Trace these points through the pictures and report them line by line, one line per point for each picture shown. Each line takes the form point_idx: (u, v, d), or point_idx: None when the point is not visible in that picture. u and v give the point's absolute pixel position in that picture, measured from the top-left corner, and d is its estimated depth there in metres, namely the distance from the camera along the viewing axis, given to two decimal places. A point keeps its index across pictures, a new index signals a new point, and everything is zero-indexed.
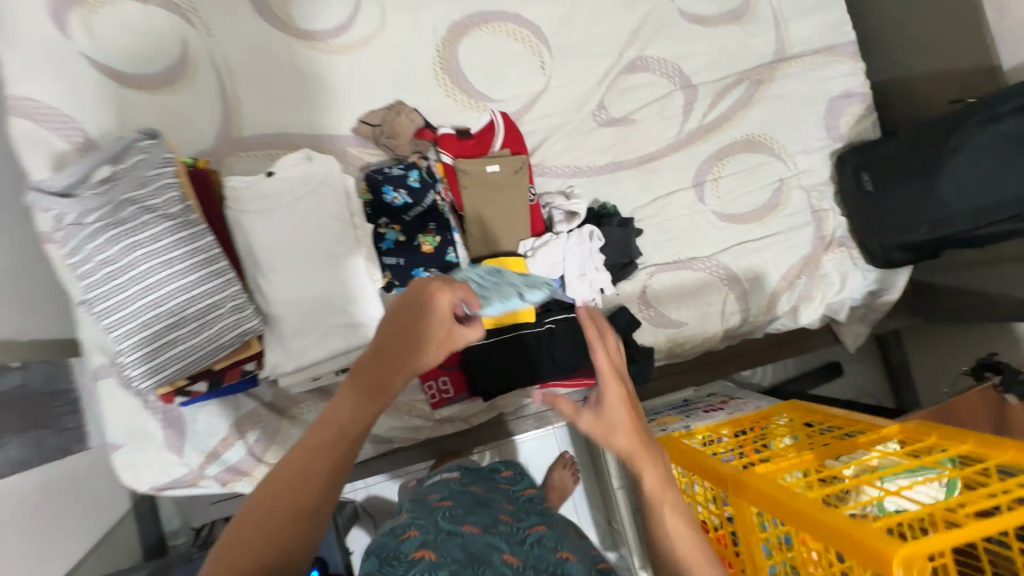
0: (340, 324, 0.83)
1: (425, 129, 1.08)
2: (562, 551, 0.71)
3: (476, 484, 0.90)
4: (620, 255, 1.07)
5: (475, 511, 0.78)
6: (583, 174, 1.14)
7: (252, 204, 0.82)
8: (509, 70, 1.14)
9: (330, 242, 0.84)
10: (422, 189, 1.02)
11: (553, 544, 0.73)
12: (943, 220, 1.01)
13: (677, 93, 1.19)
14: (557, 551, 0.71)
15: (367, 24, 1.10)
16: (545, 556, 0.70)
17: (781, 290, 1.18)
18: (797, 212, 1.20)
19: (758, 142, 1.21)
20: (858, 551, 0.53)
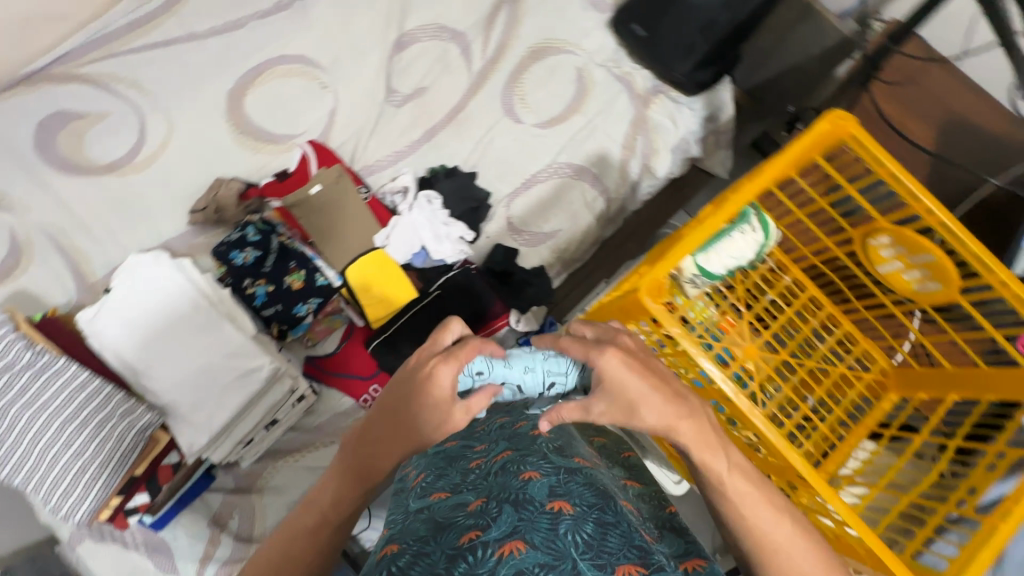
0: (230, 380, 0.89)
1: (248, 189, 1.14)
2: (526, 472, 0.61)
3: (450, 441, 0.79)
4: (464, 201, 1.13)
5: (446, 473, 0.67)
6: (406, 155, 1.21)
7: (103, 321, 0.88)
8: (297, 104, 1.21)
9: (186, 318, 0.90)
10: (265, 238, 1.07)
11: (518, 467, 0.63)
12: (708, 23, 1.10)
13: (451, 46, 1.27)
14: (520, 474, 0.62)
15: (156, 132, 1.17)
16: (508, 482, 0.61)
17: (627, 157, 1.24)
18: (606, 86, 1.27)
19: (542, 49, 1.29)
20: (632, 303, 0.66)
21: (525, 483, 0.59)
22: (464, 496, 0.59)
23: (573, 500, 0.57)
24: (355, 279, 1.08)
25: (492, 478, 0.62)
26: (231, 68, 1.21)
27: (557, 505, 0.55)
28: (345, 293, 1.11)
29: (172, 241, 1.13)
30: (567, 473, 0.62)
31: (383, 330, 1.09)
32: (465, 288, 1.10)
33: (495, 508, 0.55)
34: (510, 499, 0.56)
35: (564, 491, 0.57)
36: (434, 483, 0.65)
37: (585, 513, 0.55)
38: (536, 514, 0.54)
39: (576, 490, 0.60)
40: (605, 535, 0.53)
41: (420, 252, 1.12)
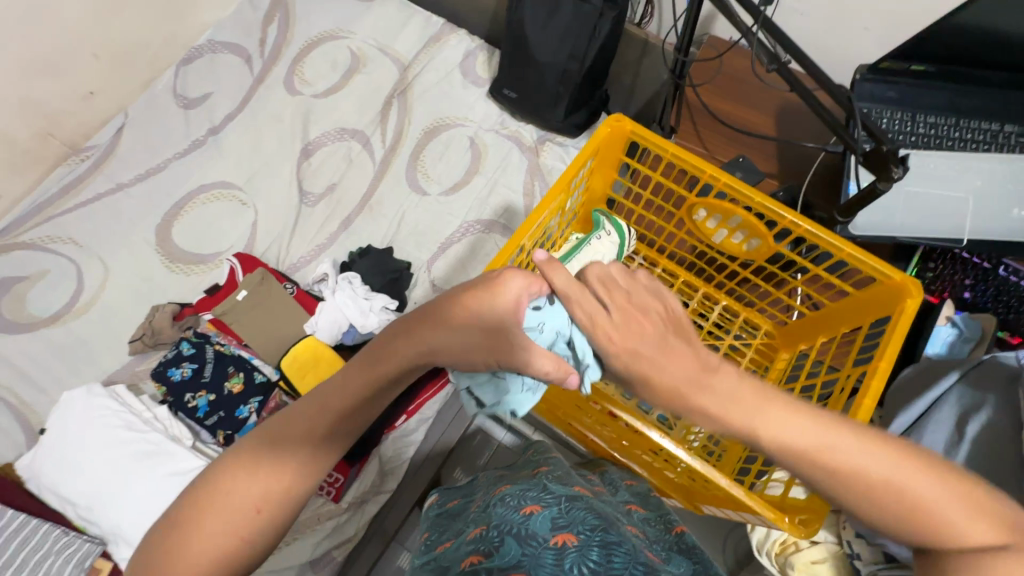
0: (165, 493, 0.90)
1: (183, 309, 1.21)
2: (525, 506, 0.66)
3: (453, 499, 0.85)
4: (383, 273, 1.20)
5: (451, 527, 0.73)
6: (327, 247, 1.30)
7: (42, 462, 0.92)
8: (221, 223, 1.31)
9: (118, 441, 0.93)
10: (200, 351, 1.13)
11: (517, 501, 0.69)
12: (563, 72, 1.23)
13: (354, 143, 1.40)
14: (521, 508, 0.66)
15: (93, 277, 1.25)
16: (509, 515, 0.66)
17: (530, 202, 1.33)
18: (498, 146, 1.39)
19: (435, 127, 1.42)
20: None
21: (527, 516, 0.63)
22: (465, 534, 0.67)
23: (575, 530, 0.61)
24: (290, 369, 1.10)
25: (493, 511, 0.68)
26: (157, 205, 1.32)
27: (560, 538, 0.59)
28: (283, 384, 1.11)
29: (115, 374, 1.18)
30: (566, 501, 0.67)
31: None
32: None
33: (496, 539, 0.60)
34: (512, 532, 0.61)
35: (564, 522, 0.62)
36: (445, 538, 0.71)
37: (587, 539, 0.60)
38: (540, 548, 0.58)
39: (577, 516, 0.64)
40: (610, 556, 0.57)
41: (350, 330, 1.17)
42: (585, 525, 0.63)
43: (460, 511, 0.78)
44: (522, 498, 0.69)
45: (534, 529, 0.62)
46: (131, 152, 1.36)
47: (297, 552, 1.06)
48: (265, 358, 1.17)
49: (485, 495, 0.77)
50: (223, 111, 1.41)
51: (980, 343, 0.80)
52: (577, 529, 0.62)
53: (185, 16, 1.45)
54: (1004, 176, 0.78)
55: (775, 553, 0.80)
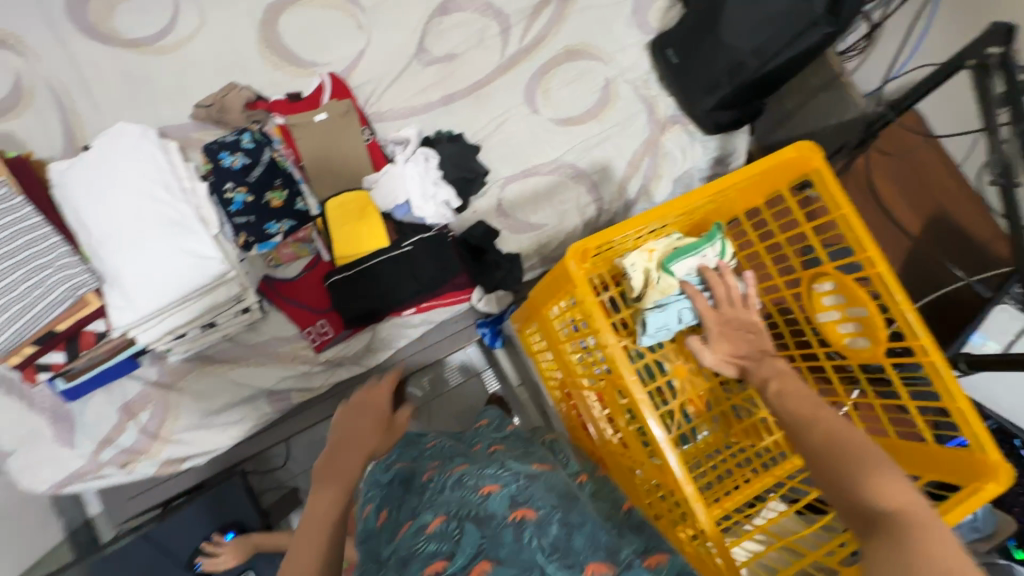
0: (178, 269, 0.89)
1: (257, 101, 1.15)
2: (484, 486, 0.64)
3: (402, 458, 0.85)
4: (459, 169, 1.13)
5: (405, 504, 0.73)
6: (419, 113, 1.22)
7: (72, 177, 0.89)
8: (330, 35, 1.22)
9: (155, 198, 0.91)
10: (258, 152, 1.09)
11: (475, 480, 0.66)
12: (737, 64, 1.11)
13: (493, 24, 1.29)
14: (479, 488, 0.65)
15: (187, 23, 1.19)
16: (466, 497, 0.64)
17: (629, 174, 1.24)
18: (629, 103, 1.28)
19: (578, 50, 1.31)
20: (562, 278, 0.67)
21: (484, 497, 0.62)
22: (423, 520, 0.63)
23: (535, 506, 0.61)
24: (331, 213, 1.07)
25: (449, 493, 0.65)
26: None
27: (519, 513, 0.59)
28: (320, 223, 1.10)
29: (169, 128, 1.14)
30: (525, 479, 0.66)
31: (343, 270, 1.07)
32: (435, 251, 1.10)
33: (455, 527, 0.59)
34: (471, 515, 0.60)
35: (525, 499, 0.62)
36: (402, 518, 0.69)
37: (548, 516, 0.59)
38: (497, 527, 0.58)
39: (537, 493, 0.63)
40: (571, 534, 0.58)
41: (403, 205, 1.11)
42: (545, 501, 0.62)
43: (412, 479, 0.77)
44: (479, 479, 0.66)
45: (491, 509, 0.60)
46: None
47: (261, 377, 1.08)
48: (311, 189, 1.11)
49: (441, 466, 0.76)
50: None
51: (987, 537, 0.87)
52: (538, 506, 0.61)
53: None
54: None
55: None
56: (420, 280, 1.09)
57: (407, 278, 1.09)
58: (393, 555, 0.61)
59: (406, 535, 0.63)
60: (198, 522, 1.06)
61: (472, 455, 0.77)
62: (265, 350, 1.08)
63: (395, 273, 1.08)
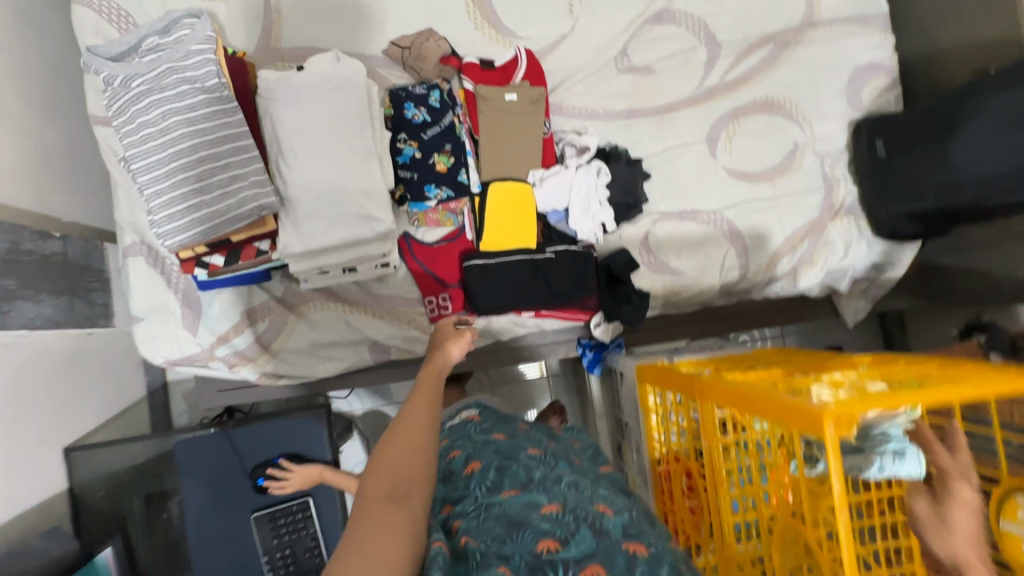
0: (351, 214, 0.88)
1: (452, 57, 1.12)
2: (599, 504, 0.71)
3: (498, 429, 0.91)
4: (625, 193, 1.09)
5: (506, 471, 0.76)
6: (599, 118, 1.18)
7: (281, 92, 0.88)
8: (538, 10, 1.17)
9: (351, 138, 0.89)
10: (442, 112, 1.07)
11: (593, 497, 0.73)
12: (951, 185, 1.01)
13: (701, 48, 1.21)
14: (595, 504, 0.71)
15: None
16: (583, 504, 0.70)
17: (783, 251, 1.19)
18: (809, 177, 1.21)
19: (776, 104, 1.22)
20: (798, 418, 0.58)
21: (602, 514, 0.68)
22: (536, 499, 0.69)
23: (645, 543, 0.67)
24: (491, 198, 1.07)
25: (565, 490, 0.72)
26: None
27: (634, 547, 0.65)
28: (476, 202, 1.09)
29: (361, 57, 1.13)
30: (632, 514, 0.72)
31: (485, 256, 1.07)
32: (575, 267, 1.09)
33: (572, 522, 0.66)
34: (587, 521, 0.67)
35: (635, 533, 0.68)
36: (506, 481, 0.74)
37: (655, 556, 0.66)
38: (613, 546, 0.64)
39: (643, 532, 0.69)
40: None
41: (560, 212, 1.10)
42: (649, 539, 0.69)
43: (508, 450, 0.82)
44: (592, 494, 0.73)
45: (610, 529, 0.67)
46: None
47: (374, 326, 1.10)
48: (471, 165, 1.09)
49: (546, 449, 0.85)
50: None
51: None
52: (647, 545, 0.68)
53: None
54: None
55: None
56: (553, 291, 1.09)
57: (541, 283, 1.08)
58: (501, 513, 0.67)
59: (512, 501, 0.69)
60: (277, 436, 1.12)
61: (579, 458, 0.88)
62: (385, 303, 1.10)
63: (531, 276, 1.08)
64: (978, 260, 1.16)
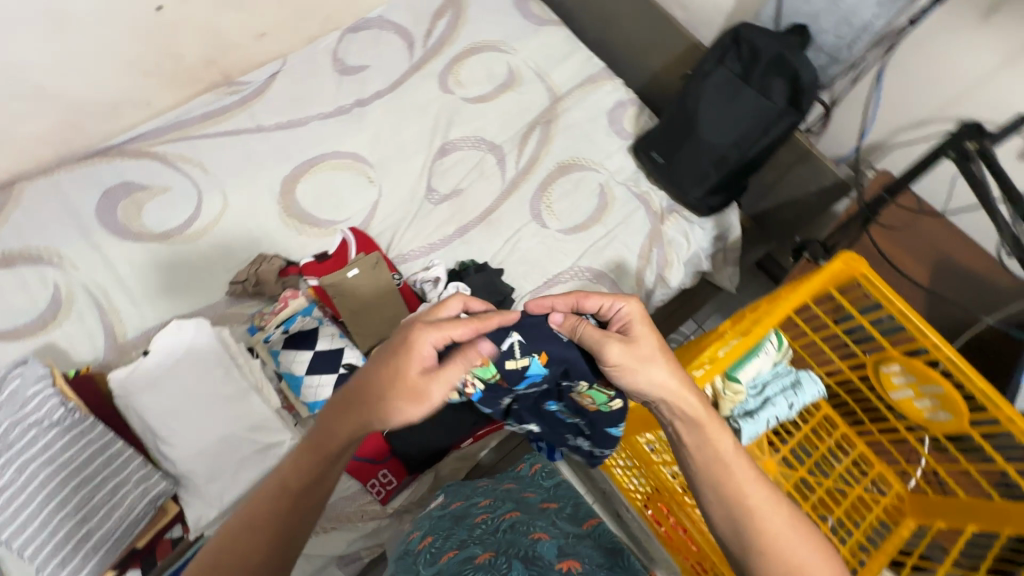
0: (249, 453, 0.89)
1: (288, 266, 1.22)
2: (535, 534, 0.85)
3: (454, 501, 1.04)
4: (490, 294, 1.18)
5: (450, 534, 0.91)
6: (438, 247, 1.30)
7: (137, 383, 0.90)
8: (346, 195, 1.33)
9: (221, 387, 0.93)
10: (286, 315, 1.15)
11: (529, 529, 0.87)
12: (720, 157, 1.24)
13: (488, 156, 1.42)
14: (530, 535, 0.85)
15: (212, 207, 1.28)
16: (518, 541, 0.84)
17: (643, 266, 1.33)
18: (626, 202, 1.39)
19: (569, 164, 1.43)
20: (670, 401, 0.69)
21: (536, 542, 0.82)
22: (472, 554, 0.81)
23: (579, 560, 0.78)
24: None
25: (504, 535, 0.86)
26: (289, 158, 1.35)
27: (566, 565, 0.76)
28: None
29: (207, 310, 1.19)
30: (570, 539, 0.86)
31: (404, 414, 1.08)
32: None
33: (500, 560, 0.78)
34: (521, 556, 0.78)
35: (569, 553, 0.80)
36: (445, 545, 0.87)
37: (588, 569, 0.77)
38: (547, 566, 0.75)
39: (579, 550, 0.83)
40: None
41: None
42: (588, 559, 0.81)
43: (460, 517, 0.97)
44: (529, 528, 0.88)
45: (542, 554, 0.79)
46: (280, 98, 1.41)
47: (332, 542, 1.05)
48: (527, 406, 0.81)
49: (494, 514, 0.96)
50: (374, 87, 1.47)
51: None
52: (580, 560, 0.80)
53: None
54: None
55: None
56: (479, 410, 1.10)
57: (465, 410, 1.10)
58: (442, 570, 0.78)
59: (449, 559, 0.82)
60: None
61: (522, 508, 0.98)
62: (331, 512, 1.06)
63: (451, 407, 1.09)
64: (783, 193, 1.35)
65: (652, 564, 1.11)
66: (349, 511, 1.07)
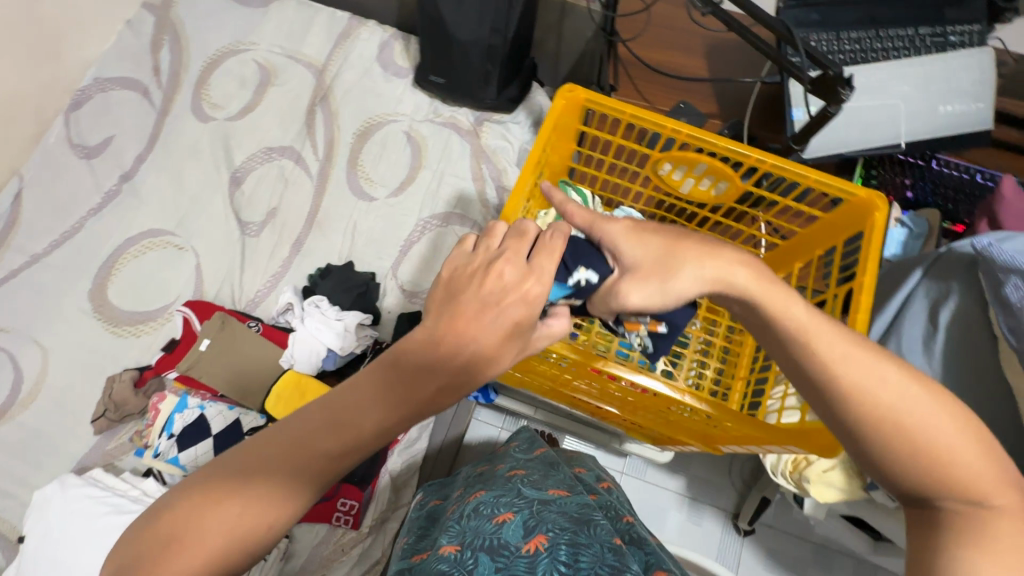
0: None
1: (143, 373, 1.13)
2: (498, 515, 0.70)
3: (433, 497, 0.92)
4: (349, 290, 1.15)
5: (427, 534, 0.79)
6: (283, 273, 1.24)
7: (29, 572, 0.86)
8: (163, 274, 1.22)
9: (111, 526, 0.87)
10: (163, 421, 1.07)
11: (491, 510, 0.72)
12: (489, 48, 1.19)
13: (284, 161, 1.33)
14: (494, 517, 0.70)
15: (32, 359, 1.15)
16: (482, 525, 0.69)
17: (481, 186, 1.31)
18: (436, 136, 1.35)
19: (367, 128, 1.36)
20: None
21: (498, 525, 0.67)
22: (441, 547, 0.68)
23: (545, 531, 0.66)
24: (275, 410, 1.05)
25: (466, 523, 0.70)
26: (85, 269, 1.22)
27: (532, 543, 0.64)
28: None
29: (84, 459, 1.09)
30: (537, 505, 0.72)
31: None
32: None
33: (471, 557, 0.63)
34: (484, 545, 0.64)
35: (535, 525, 0.67)
36: (421, 546, 0.75)
37: (557, 538, 0.65)
38: (512, 557, 0.62)
39: (547, 517, 0.69)
40: (579, 553, 0.62)
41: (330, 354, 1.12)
42: (556, 525, 0.68)
43: (438, 514, 0.84)
44: (494, 506, 0.73)
45: (506, 539, 0.66)
46: (39, 216, 1.25)
47: None
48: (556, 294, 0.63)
49: (462, 500, 0.82)
50: (132, 153, 1.32)
51: (929, 237, 0.84)
52: (549, 529, 0.67)
53: (58, 54, 1.30)
54: (926, 77, 0.81)
55: (789, 472, 0.83)
56: None
57: None
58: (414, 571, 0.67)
59: (426, 558, 0.69)
60: None
61: (488, 482, 0.85)
62: (314, 563, 1.06)
63: None
64: (569, 51, 1.34)
65: (620, 438, 1.21)
66: (327, 554, 1.06)
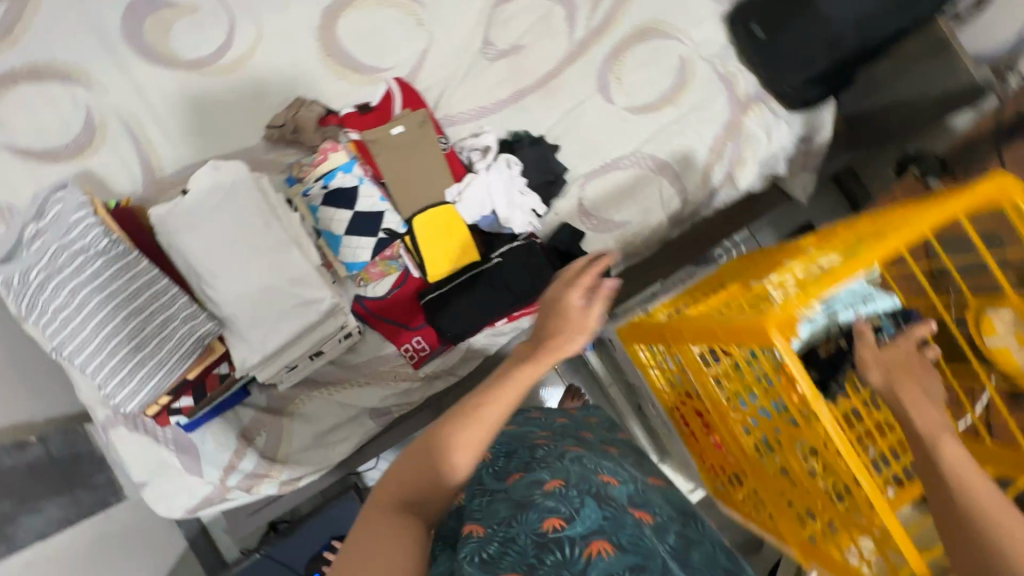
0: (292, 306, 0.88)
1: (328, 115, 1.12)
2: (603, 474, 0.68)
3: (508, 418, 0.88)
4: (541, 173, 1.10)
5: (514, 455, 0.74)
6: (491, 112, 1.18)
7: (176, 223, 0.87)
8: (391, 36, 1.16)
9: (259, 236, 0.89)
10: (326, 170, 1.06)
11: (595, 466, 0.70)
12: (834, 39, 1.06)
13: (557, 8, 1.21)
14: (599, 474, 0.68)
15: (244, 38, 1.12)
16: (587, 477, 0.67)
17: (712, 162, 1.20)
18: (707, 84, 1.22)
19: (648, 29, 1.22)
20: (747, 336, 0.58)
21: (607, 484, 0.66)
22: (539, 477, 0.66)
23: (652, 510, 0.64)
24: (420, 230, 1.06)
25: (568, 465, 0.69)
26: None
27: (640, 515, 0.63)
28: (409, 240, 1.08)
29: (243, 155, 1.12)
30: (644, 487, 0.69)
31: (438, 288, 1.08)
32: (525, 260, 1.09)
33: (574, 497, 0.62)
34: (591, 492, 0.63)
35: (642, 501, 0.66)
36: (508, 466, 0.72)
37: (664, 522, 0.64)
38: (619, 513, 0.61)
39: (652, 497, 0.67)
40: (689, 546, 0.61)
41: (490, 216, 1.09)
42: (660, 508, 0.67)
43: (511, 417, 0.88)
44: (598, 466, 0.71)
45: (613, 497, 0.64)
46: None
47: (366, 395, 1.10)
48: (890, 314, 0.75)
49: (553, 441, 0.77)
50: None
51: None
52: (654, 510, 0.66)
53: None
54: None
55: None
56: (512, 291, 1.08)
57: (500, 288, 1.08)
58: (507, 498, 0.64)
59: (519, 482, 0.67)
60: (320, 531, 1.10)
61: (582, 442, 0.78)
62: (366, 369, 1.10)
63: (489, 285, 1.08)
64: (890, 92, 1.16)
65: (662, 455, 1.18)
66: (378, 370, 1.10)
